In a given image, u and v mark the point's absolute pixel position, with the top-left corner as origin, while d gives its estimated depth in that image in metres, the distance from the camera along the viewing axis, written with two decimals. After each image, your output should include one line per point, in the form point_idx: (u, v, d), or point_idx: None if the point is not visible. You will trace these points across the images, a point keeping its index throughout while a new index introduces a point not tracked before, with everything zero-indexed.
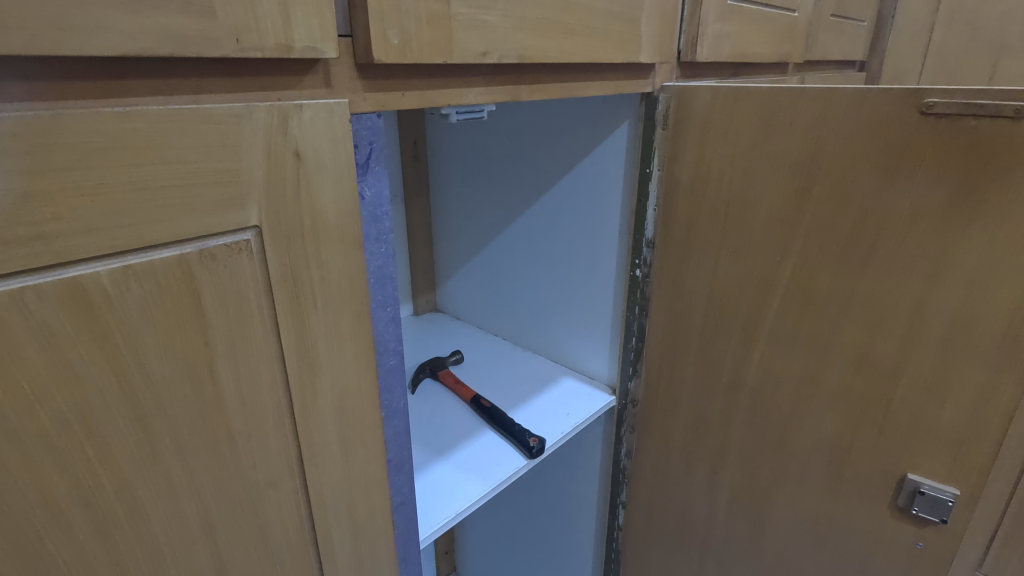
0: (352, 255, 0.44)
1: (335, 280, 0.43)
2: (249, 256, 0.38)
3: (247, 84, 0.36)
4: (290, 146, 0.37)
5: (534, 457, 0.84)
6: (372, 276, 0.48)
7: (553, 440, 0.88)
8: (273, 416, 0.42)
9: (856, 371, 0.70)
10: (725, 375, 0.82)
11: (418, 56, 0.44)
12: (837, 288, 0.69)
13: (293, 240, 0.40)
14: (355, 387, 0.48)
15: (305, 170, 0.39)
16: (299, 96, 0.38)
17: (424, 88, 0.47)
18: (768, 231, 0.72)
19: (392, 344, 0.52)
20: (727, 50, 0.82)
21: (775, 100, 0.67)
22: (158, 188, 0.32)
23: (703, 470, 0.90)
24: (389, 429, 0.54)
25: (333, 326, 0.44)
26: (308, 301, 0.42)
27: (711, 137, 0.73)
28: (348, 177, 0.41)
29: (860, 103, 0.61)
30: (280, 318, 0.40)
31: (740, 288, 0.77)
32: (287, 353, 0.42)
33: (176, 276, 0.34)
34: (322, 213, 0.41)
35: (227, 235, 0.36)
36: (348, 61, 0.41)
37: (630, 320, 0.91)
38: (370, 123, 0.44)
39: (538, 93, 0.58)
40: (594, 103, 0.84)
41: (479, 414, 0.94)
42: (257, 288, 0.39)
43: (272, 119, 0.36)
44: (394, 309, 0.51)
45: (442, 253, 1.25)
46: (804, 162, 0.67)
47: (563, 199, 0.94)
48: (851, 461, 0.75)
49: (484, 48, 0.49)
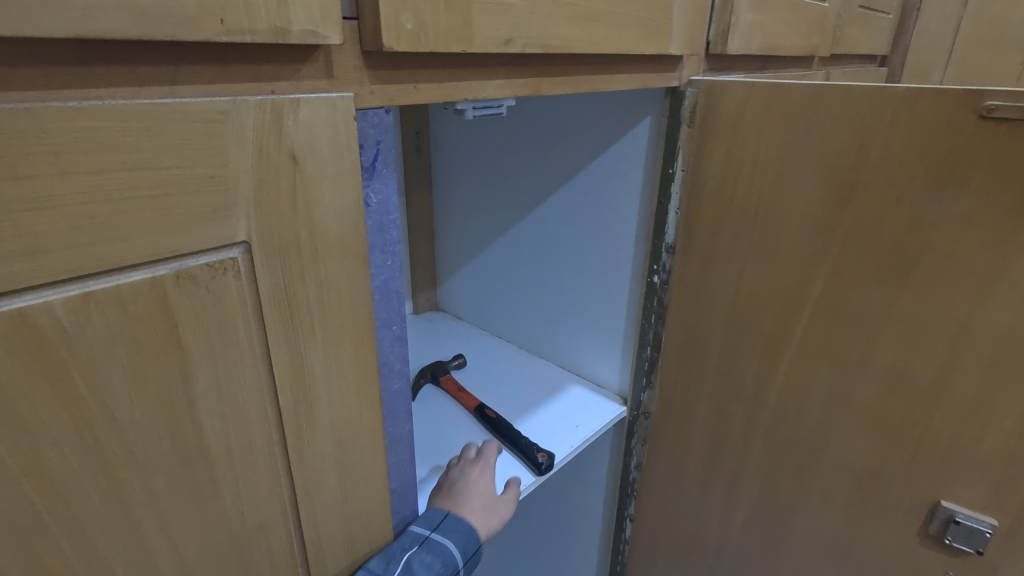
0: (356, 271, 0.38)
1: (336, 299, 0.38)
2: (235, 277, 0.32)
3: (233, 74, 0.30)
4: (285, 148, 0.32)
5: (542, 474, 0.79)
6: (377, 292, 0.42)
7: (564, 454, 0.83)
8: (263, 453, 0.37)
9: (890, 391, 0.66)
10: (746, 389, 0.77)
11: (434, 44, 0.38)
12: (874, 303, 0.64)
13: (288, 255, 0.34)
14: (356, 418, 0.42)
15: (302, 177, 0.33)
16: (296, 90, 0.33)
17: (438, 79, 0.42)
18: (801, 239, 0.66)
19: (396, 366, 0.47)
20: (758, 42, 0.76)
21: (816, 97, 0.61)
22: (122, 200, 0.27)
23: (718, 487, 0.85)
24: (391, 458, 0.49)
25: (333, 352, 0.39)
26: (304, 325, 0.36)
27: (741, 136, 0.67)
28: (352, 184, 0.36)
29: (911, 104, 0.56)
30: (271, 346, 0.35)
31: (767, 300, 0.72)
32: (280, 384, 0.36)
33: (148, 303, 0.29)
34: (321, 224, 0.35)
35: (210, 253, 0.31)
36: (354, 48, 0.35)
37: (645, 328, 0.86)
38: (376, 118, 0.38)
39: (560, 87, 0.52)
40: (612, 97, 0.79)
41: (484, 425, 0.89)
42: (246, 312, 0.33)
43: (263, 116, 0.31)
44: (400, 327, 0.45)
45: (443, 250, 1.20)
46: (844, 167, 0.61)
47: (576, 198, 0.89)
48: (879, 484, 0.71)
49: (507, 36, 0.43)
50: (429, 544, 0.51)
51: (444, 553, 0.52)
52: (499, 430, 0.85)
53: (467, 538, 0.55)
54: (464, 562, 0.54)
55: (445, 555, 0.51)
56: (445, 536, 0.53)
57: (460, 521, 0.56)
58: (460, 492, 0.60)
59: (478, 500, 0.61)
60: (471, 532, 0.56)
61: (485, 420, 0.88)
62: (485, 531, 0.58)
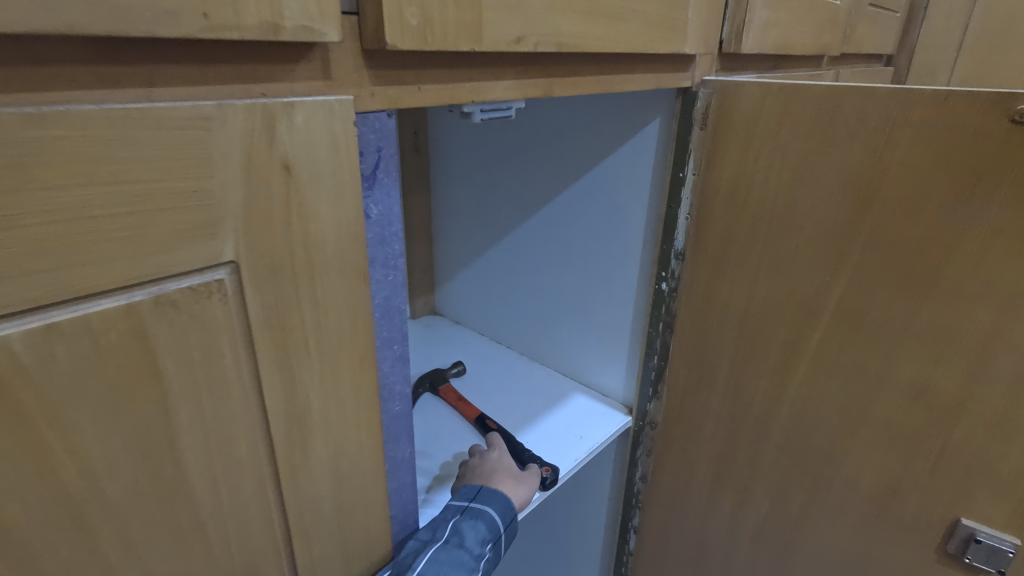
0: (356, 290, 0.35)
1: (333, 320, 0.34)
2: (222, 300, 0.29)
3: (219, 74, 0.27)
4: (277, 158, 0.29)
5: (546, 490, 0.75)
6: (377, 310, 0.39)
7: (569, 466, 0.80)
8: (254, 489, 0.34)
9: (909, 405, 0.64)
10: (757, 401, 0.75)
11: (441, 41, 0.35)
12: (894, 314, 0.61)
13: (280, 275, 0.31)
14: (355, 447, 0.39)
15: (296, 189, 0.30)
16: (290, 92, 0.30)
17: (444, 81, 0.39)
18: (818, 248, 0.64)
19: (398, 387, 0.44)
20: (772, 41, 0.73)
21: (836, 100, 0.58)
22: (91, 218, 0.23)
23: (726, 500, 0.83)
24: (392, 483, 0.46)
25: (331, 378, 0.36)
26: (299, 351, 0.33)
27: (756, 139, 0.64)
28: (351, 195, 0.33)
29: (938, 108, 0.53)
30: (263, 375, 0.32)
31: (781, 310, 0.69)
32: (272, 415, 0.33)
33: (122, 333, 0.26)
34: (318, 240, 0.32)
35: (194, 275, 0.28)
36: (353, 46, 0.32)
37: (652, 337, 0.84)
38: (377, 123, 0.35)
39: (572, 88, 0.49)
40: (621, 98, 0.76)
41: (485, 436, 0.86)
42: (234, 338, 0.30)
43: (252, 122, 0.27)
44: (401, 346, 0.42)
45: (441, 253, 1.16)
46: (865, 173, 0.59)
47: (581, 201, 0.86)
48: (896, 500, 0.68)
49: (518, 33, 0.40)
50: (470, 512, 0.57)
51: (485, 519, 0.57)
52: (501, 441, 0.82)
53: (504, 504, 0.59)
54: (506, 526, 0.59)
55: (485, 520, 0.57)
56: (485, 504, 0.58)
57: (496, 491, 0.62)
58: (488, 470, 0.66)
59: (507, 474, 0.66)
60: (507, 499, 0.61)
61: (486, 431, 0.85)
62: (521, 500, 0.64)
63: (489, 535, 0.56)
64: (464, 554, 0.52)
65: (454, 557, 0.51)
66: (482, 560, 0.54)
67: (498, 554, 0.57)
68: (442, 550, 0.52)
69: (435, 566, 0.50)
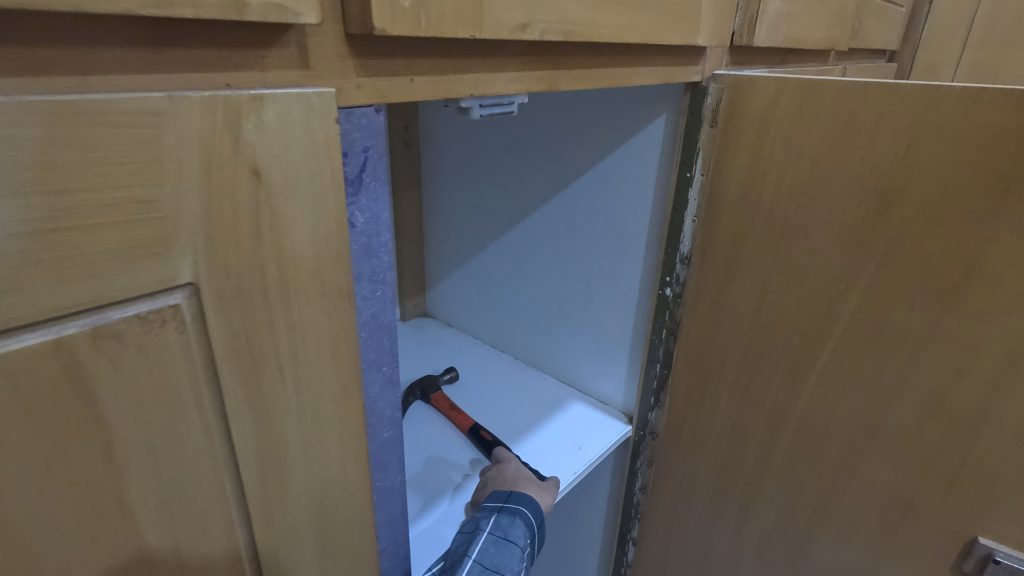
0: (338, 311, 0.31)
1: (313, 346, 0.30)
2: (179, 328, 0.24)
3: (174, 60, 0.23)
4: (244, 161, 0.24)
5: None
6: (363, 329, 0.35)
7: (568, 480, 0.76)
8: (222, 538, 0.30)
9: (927, 419, 0.60)
10: (765, 413, 0.71)
11: (437, 26, 0.31)
12: (913, 325, 0.58)
13: (251, 297, 0.27)
14: (339, 483, 0.35)
15: (268, 197, 0.26)
16: (260, 84, 0.25)
17: (439, 71, 0.34)
18: (833, 254, 0.60)
19: (387, 412, 0.40)
20: (784, 34, 0.69)
21: (856, 97, 0.55)
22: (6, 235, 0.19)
23: (730, 513, 0.80)
24: (380, 515, 0.42)
25: (311, 410, 0.31)
26: (273, 382, 0.29)
27: (770, 139, 0.61)
28: (333, 204, 0.28)
29: (967, 106, 0.49)
30: (231, 412, 0.28)
31: (792, 318, 0.65)
32: (242, 455, 0.29)
33: (53, 373, 0.21)
34: (295, 256, 0.28)
35: (143, 301, 0.23)
36: (336, 31, 0.28)
37: (655, 343, 0.80)
38: (363, 119, 0.31)
39: (578, 81, 0.45)
40: (624, 93, 0.72)
41: (478, 449, 0.82)
42: (195, 372, 0.26)
43: (213, 119, 0.23)
44: (391, 367, 0.38)
45: (432, 253, 1.12)
46: (886, 176, 0.55)
47: (580, 202, 0.82)
48: (909, 517, 0.65)
49: (523, 20, 0.35)
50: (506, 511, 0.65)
51: (521, 517, 0.64)
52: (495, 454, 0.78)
53: (535, 504, 0.66)
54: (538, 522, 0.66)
55: (521, 519, 0.64)
56: (518, 504, 0.65)
57: (527, 493, 0.68)
58: (514, 477, 0.70)
59: (531, 482, 0.70)
60: (537, 500, 0.67)
61: (480, 443, 0.81)
62: (547, 504, 0.69)
63: (527, 530, 0.64)
64: (507, 548, 0.61)
65: (499, 551, 0.60)
66: (525, 551, 0.62)
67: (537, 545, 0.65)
68: (487, 543, 0.61)
69: (484, 557, 0.59)
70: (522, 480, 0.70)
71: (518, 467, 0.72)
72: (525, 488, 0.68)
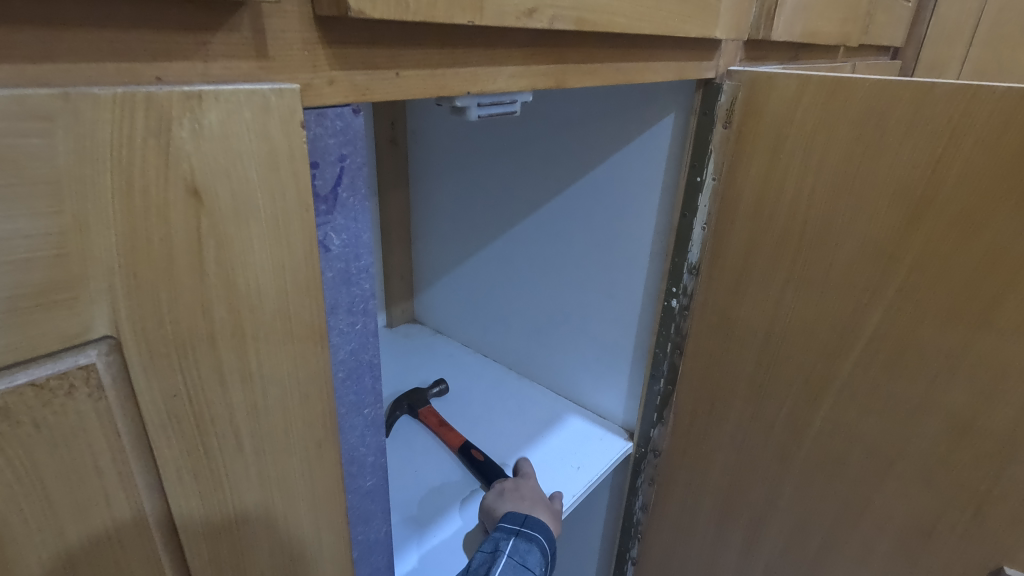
0: (308, 355, 0.25)
1: (277, 399, 0.25)
2: (94, 394, 0.19)
3: (75, 45, 0.17)
4: (179, 179, 0.19)
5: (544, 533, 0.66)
6: (340, 370, 0.30)
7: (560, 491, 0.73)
8: None
9: (951, 443, 0.55)
10: (776, 434, 0.67)
11: (428, 9, 0.25)
12: (939, 347, 0.53)
13: (195, 349, 0.21)
14: (311, 552, 0.30)
15: (214, 223, 0.20)
16: (201, 78, 0.20)
17: (430, 64, 0.29)
18: (855, 267, 0.55)
19: (370, 459, 0.34)
20: (800, 28, 0.65)
21: (886, 97, 0.50)
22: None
23: (736, 537, 0.75)
24: (363, 571, 0.37)
25: (275, 475, 0.26)
26: (226, 448, 0.24)
27: (788, 143, 0.56)
28: (300, 229, 0.23)
29: (1013, 106, 0.44)
30: (172, 489, 0.22)
31: (807, 334, 0.61)
32: (189, 537, 0.24)
33: None
34: (250, 294, 0.22)
35: (40, 364, 0.18)
36: (302, 12, 0.22)
37: (658, 357, 0.76)
38: (337, 121, 0.25)
39: (588, 77, 0.40)
40: (629, 91, 0.67)
41: (469, 468, 0.77)
42: (118, 446, 0.20)
43: (131, 124, 0.17)
44: (374, 409, 0.33)
45: (421, 257, 1.07)
46: (917, 183, 0.50)
47: (579, 206, 0.77)
48: (928, 548, 0.60)
49: (530, 4, 0.30)
50: (523, 536, 0.61)
51: (536, 541, 0.62)
52: (486, 472, 0.73)
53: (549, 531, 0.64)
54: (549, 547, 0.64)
55: (538, 544, 0.61)
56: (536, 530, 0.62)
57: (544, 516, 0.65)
58: (533, 495, 0.67)
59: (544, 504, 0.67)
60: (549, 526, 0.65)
61: (471, 461, 0.76)
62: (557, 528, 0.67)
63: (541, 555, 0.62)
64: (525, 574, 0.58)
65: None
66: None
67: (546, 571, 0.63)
68: (507, 567, 0.58)
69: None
70: (540, 501, 0.67)
71: (535, 487, 0.69)
72: (540, 512, 0.65)
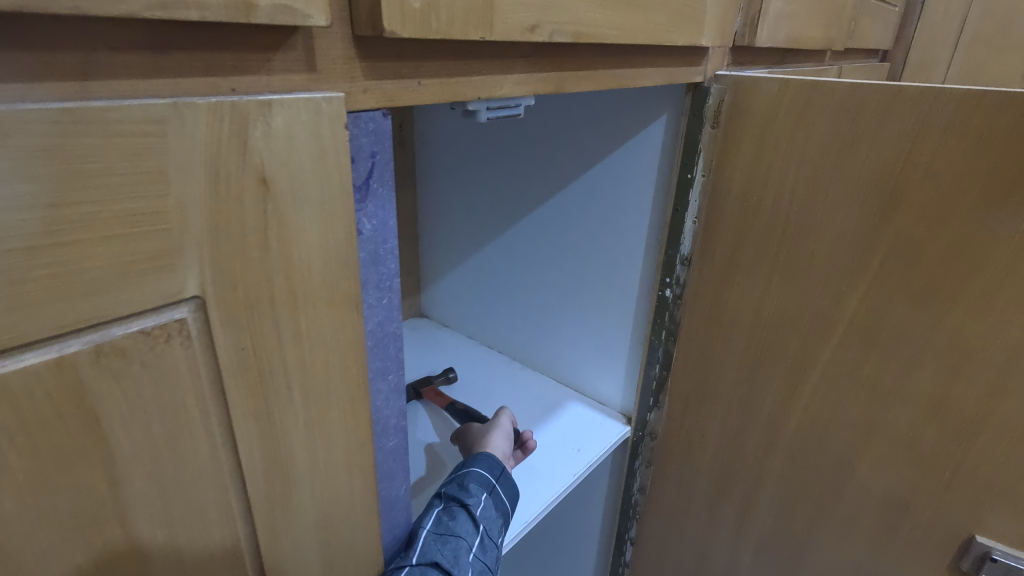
0: (346, 321, 0.30)
1: (321, 357, 0.29)
2: (184, 343, 0.24)
3: (174, 65, 0.22)
4: (252, 169, 0.23)
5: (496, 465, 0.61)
6: (369, 338, 0.34)
7: (505, 422, 0.75)
8: (226, 558, 0.29)
9: (926, 418, 0.59)
10: (764, 415, 0.71)
11: (447, 28, 0.30)
12: (912, 329, 0.57)
13: (259, 311, 0.26)
14: (345, 496, 0.34)
15: (276, 205, 0.25)
16: (265, 88, 0.24)
17: (445, 73, 0.33)
18: (834, 257, 0.60)
19: (392, 422, 0.39)
20: (784, 35, 0.69)
21: (860, 98, 0.54)
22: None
23: (728, 515, 0.79)
24: (385, 524, 0.42)
25: (317, 425, 0.31)
26: (280, 396, 0.28)
27: (772, 141, 0.60)
28: (342, 212, 0.28)
29: (972, 106, 0.49)
30: (237, 426, 0.27)
31: (791, 320, 0.65)
32: (248, 471, 0.28)
33: (53, 394, 0.20)
34: (303, 266, 0.27)
35: (147, 316, 0.22)
36: (344, 33, 0.27)
37: (654, 345, 0.80)
38: (371, 124, 0.30)
39: (584, 82, 0.44)
40: (625, 94, 0.71)
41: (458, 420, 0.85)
42: (200, 388, 0.25)
43: (220, 125, 0.22)
44: (397, 375, 0.38)
45: (427, 254, 1.11)
46: (889, 177, 0.54)
47: (579, 202, 0.82)
48: (906, 520, 0.64)
49: (532, 20, 0.35)
50: (458, 479, 0.57)
51: (472, 478, 0.57)
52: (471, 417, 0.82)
53: (490, 461, 0.60)
54: (499, 475, 0.59)
55: (472, 478, 0.57)
56: (470, 467, 0.59)
57: (481, 454, 0.62)
58: (477, 436, 0.72)
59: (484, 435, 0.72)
60: (492, 457, 0.61)
61: (458, 414, 0.84)
62: (501, 451, 0.70)
63: (483, 487, 0.57)
64: (462, 513, 0.53)
65: (454, 516, 0.52)
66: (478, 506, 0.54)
67: (502, 497, 0.58)
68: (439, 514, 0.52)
69: (437, 524, 0.50)
70: (481, 442, 0.71)
71: (472, 428, 0.75)
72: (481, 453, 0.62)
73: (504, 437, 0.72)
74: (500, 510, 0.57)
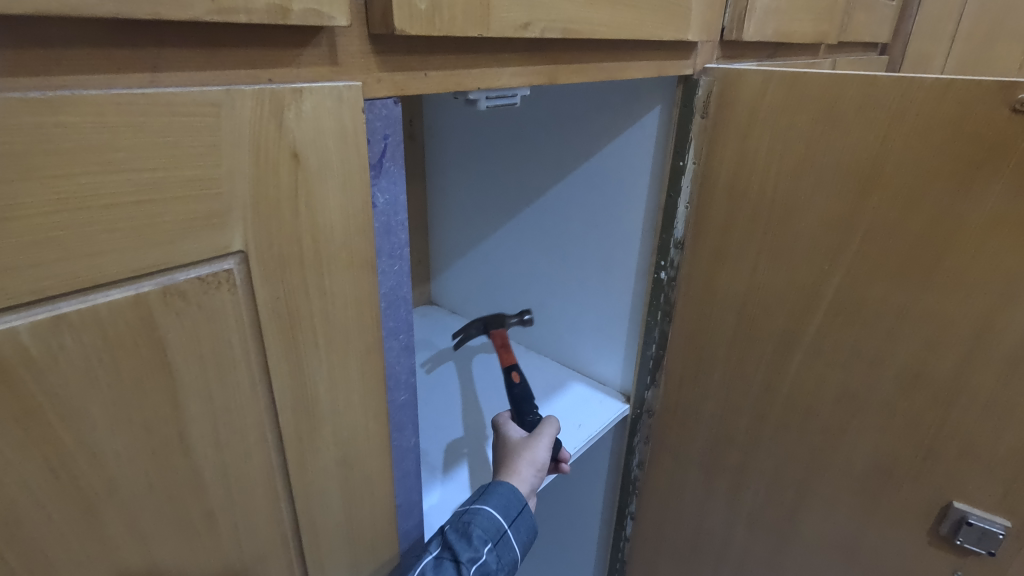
0: (363, 279, 0.35)
1: (342, 311, 0.34)
2: (231, 290, 0.29)
3: (224, 59, 0.26)
4: (286, 146, 0.28)
5: (517, 504, 0.56)
6: (383, 300, 0.39)
7: (540, 449, 0.62)
8: (262, 481, 0.34)
9: (904, 390, 0.63)
10: (754, 390, 0.75)
11: (449, 26, 0.35)
12: (891, 305, 0.61)
13: (290, 267, 0.31)
14: (362, 438, 0.39)
15: (306, 176, 0.29)
16: (297, 78, 0.29)
17: (448, 66, 0.38)
18: (817, 237, 0.63)
19: (404, 377, 0.43)
20: (772, 29, 0.73)
21: (839, 87, 0.58)
22: (86, 207, 0.23)
23: (722, 488, 0.83)
24: (397, 472, 0.46)
25: (338, 372, 0.35)
26: (307, 341, 0.33)
27: (758, 128, 0.64)
28: (360, 185, 0.32)
29: (941, 93, 0.52)
30: (271, 364, 0.32)
31: (778, 299, 0.69)
32: (280, 405, 0.33)
33: (131, 324, 0.25)
34: (326, 230, 0.32)
35: (202, 266, 0.27)
36: (361, 31, 0.32)
37: (651, 326, 0.84)
38: (383, 110, 0.35)
39: (575, 74, 0.49)
40: (622, 86, 0.75)
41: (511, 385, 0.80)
42: (243, 330, 0.30)
43: (262, 108, 0.27)
44: (407, 335, 0.42)
45: (436, 243, 1.16)
46: (866, 161, 0.58)
47: (579, 190, 0.86)
48: (888, 487, 0.68)
49: (525, 19, 0.39)
50: (467, 513, 0.54)
51: (479, 519, 0.53)
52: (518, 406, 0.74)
53: (506, 500, 0.55)
54: (511, 518, 0.55)
55: (478, 522, 0.53)
56: (483, 504, 0.54)
57: (500, 483, 0.57)
58: (511, 447, 0.63)
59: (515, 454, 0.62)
60: (512, 490, 0.56)
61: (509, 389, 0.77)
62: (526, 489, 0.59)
63: (489, 535, 0.53)
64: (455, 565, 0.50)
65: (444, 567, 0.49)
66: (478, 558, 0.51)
67: (511, 543, 0.54)
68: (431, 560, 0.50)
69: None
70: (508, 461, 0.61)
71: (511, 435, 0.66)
72: (503, 479, 0.58)
73: (533, 468, 0.61)
74: (502, 562, 0.53)
